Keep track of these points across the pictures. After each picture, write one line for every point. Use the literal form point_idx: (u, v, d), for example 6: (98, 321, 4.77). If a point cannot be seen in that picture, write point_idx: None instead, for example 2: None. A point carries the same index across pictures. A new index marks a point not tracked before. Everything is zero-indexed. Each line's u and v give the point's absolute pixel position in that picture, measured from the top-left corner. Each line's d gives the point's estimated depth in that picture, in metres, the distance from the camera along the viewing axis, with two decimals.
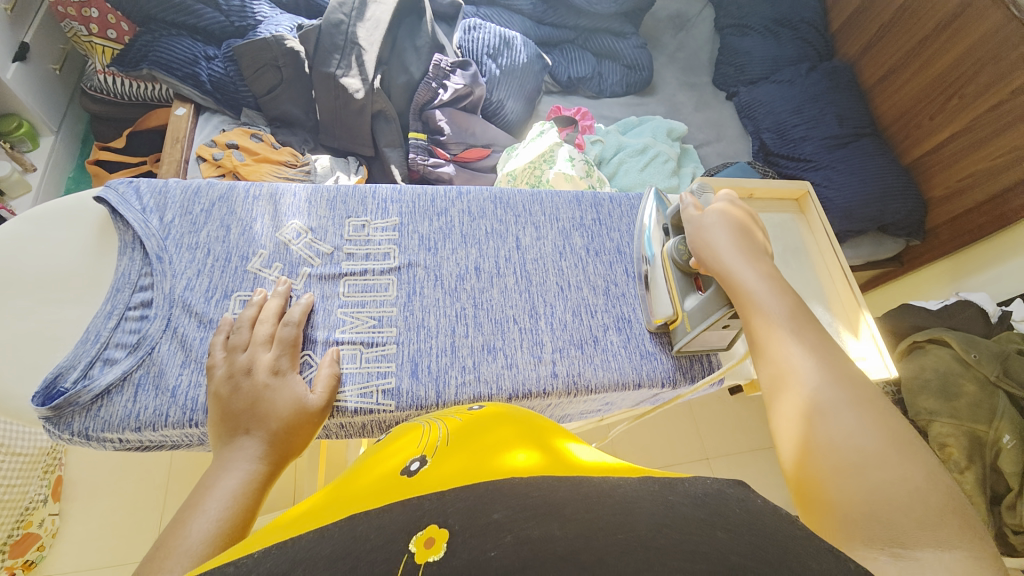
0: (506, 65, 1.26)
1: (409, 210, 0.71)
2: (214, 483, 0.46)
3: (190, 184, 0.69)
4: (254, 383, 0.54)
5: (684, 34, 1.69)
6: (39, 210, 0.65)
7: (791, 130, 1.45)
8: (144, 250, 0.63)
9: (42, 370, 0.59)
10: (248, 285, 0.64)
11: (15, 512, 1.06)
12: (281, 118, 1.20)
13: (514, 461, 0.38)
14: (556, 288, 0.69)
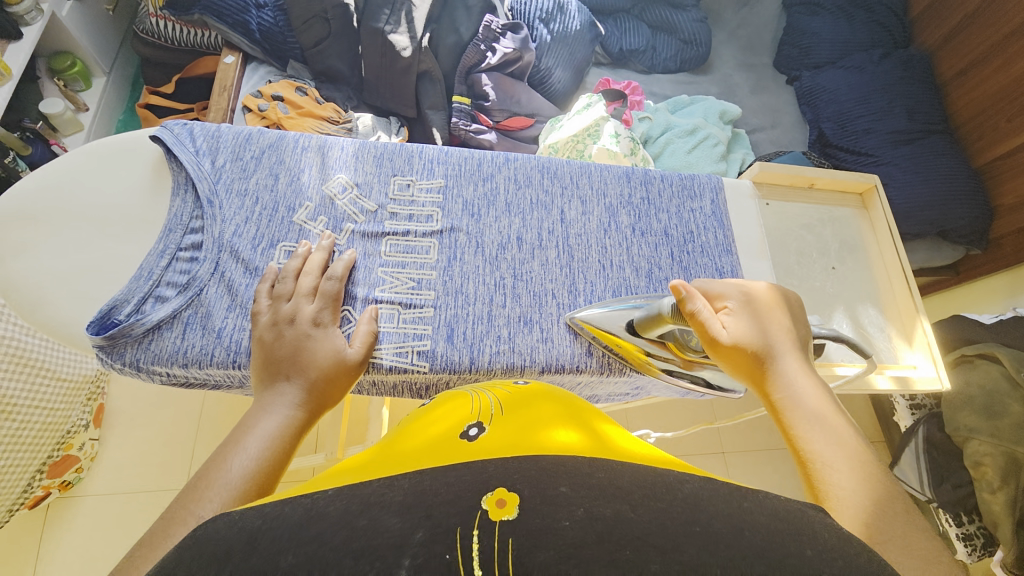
0: (558, 31, 1.21)
1: (455, 173, 0.69)
2: (255, 424, 0.48)
3: (242, 130, 0.69)
4: (296, 332, 0.55)
5: (748, 9, 1.59)
6: (102, 145, 0.67)
7: (854, 121, 1.36)
8: (195, 192, 0.64)
9: (95, 303, 0.62)
10: (293, 236, 0.64)
11: (58, 433, 1.12)
12: (326, 73, 1.19)
13: (558, 440, 0.39)
14: (597, 266, 0.67)
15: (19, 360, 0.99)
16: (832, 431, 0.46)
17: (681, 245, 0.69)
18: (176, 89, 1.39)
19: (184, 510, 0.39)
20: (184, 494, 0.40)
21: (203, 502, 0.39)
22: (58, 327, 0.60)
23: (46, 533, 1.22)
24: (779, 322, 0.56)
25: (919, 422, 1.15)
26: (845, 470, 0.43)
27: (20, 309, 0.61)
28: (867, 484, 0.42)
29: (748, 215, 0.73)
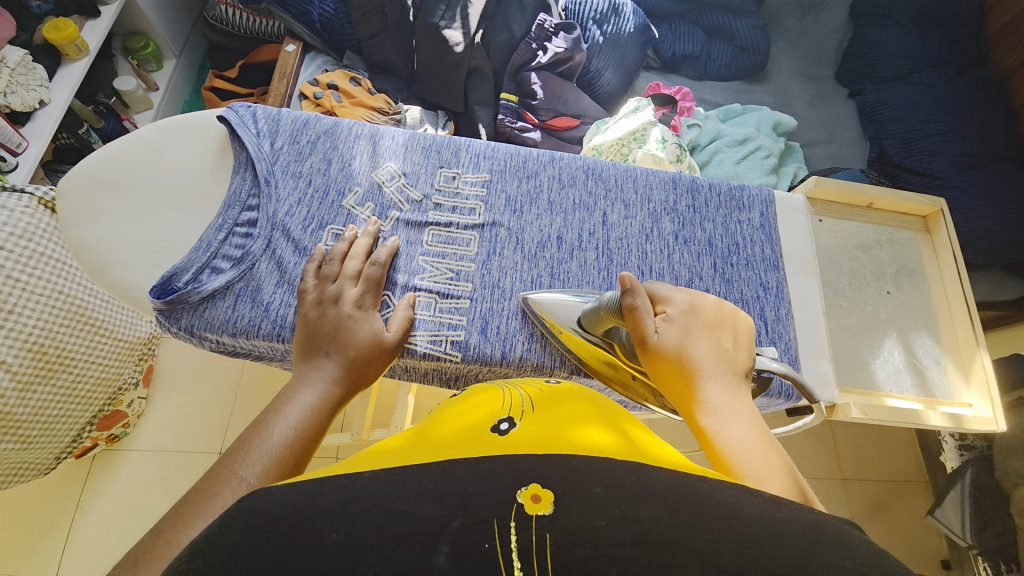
0: (611, 32, 1.19)
1: (500, 169, 0.69)
2: (294, 396, 0.51)
3: (301, 116, 0.72)
4: (339, 312, 0.58)
5: (813, 17, 1.53)
6: (174, 121, 0.71)
7: (919, 140, 1.28)
8: (254, 172, 0.67)
9: (158, 269, 0.65)
10: (341, 219, 0.66)
11: (109, 390, 1.20)
12: (380, 65, 1.23)
13: (598, 442, 0.40)
14: (636, 271, 0.64)
15: (78, 316, 1.07)
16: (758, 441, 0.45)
17: (726, 256, 0.65)
18: (239, 74, 1.47)
19: (227, 470, 0.42)
20: (229, 457, 0.44)
21: (245, 466, 0.42)
22: (124, 290, 0.65)
23: (89, 482, 1.31)
24: (719, 339, 0.53)
25: (967, 464, 1.06)
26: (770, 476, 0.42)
27: (93, 270, 0.66)
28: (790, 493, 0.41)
29: (799, 231, 0.67)
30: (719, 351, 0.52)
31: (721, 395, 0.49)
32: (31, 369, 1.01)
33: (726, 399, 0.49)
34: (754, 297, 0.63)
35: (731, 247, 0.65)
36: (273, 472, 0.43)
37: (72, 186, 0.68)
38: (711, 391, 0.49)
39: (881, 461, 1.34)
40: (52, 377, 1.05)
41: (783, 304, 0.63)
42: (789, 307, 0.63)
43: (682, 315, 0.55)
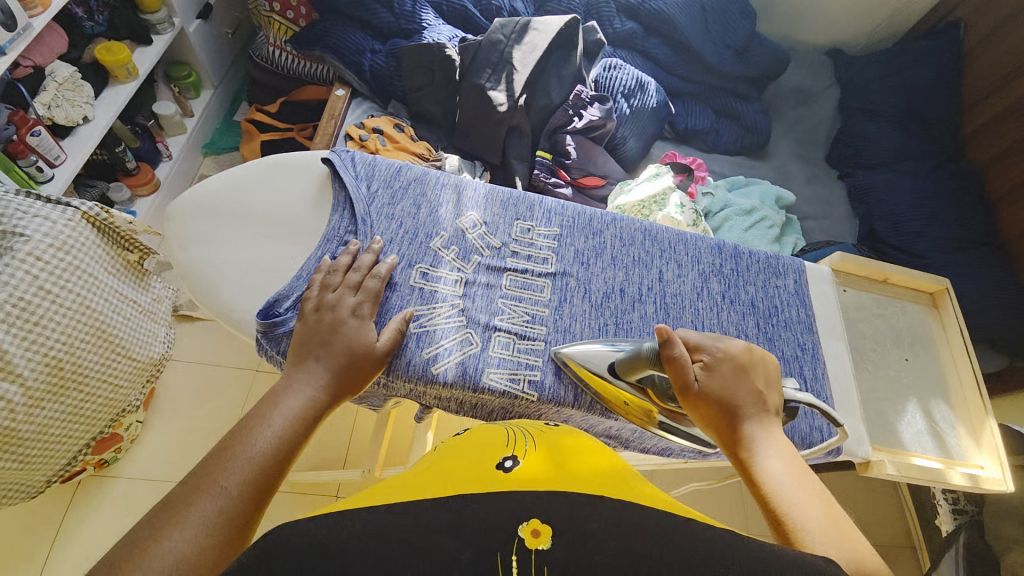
0: (636, 106, 1.32)
1: (570, 224, 0.75)
2: (281, 402, 0.55)
3: (394, 163, 0.76)
4: (334, 318, 0.61)
5: (805, 107, 1.72)
6: (281, 159, 0.76)
7: (904, 223, 1.43)
8: (352, 211, 0.71)
9: (263, 295, 0.68)
10: (427, 258, 0.70)
11: (113, 411, 1.16)
12: (422, 115, 1.32)
13: (589, 478, 0.49)
14: (690, 326, 0.68)
15: (100, 333, 1.05)
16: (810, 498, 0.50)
17: (767, 317, 0.70)
18: (279, 110, 1.54)
19: (206, 478, 0.47)
20: (211, 462, 0.48)
21: (228, 475, 0.47)
22: (224, 314, 0.67)
23: (71, 511, 1.23)
24: (753, 384, 0.59)
25: (962, 528, 1.12)
26: (823, 535, 0.46)
27: (194, 292, 0.68)
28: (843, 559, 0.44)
29: (830, 299, 0.74)
30: (754, 397, 0.58)
31: (759, 441, 0.55)
32: (44, 384, 0.98)
33: (765, 443, 0.55)
34: (794, 356, 0.68)
35: (778, 311, 0.70)
36: (250, 479, 0.48)
37: (179, 211, 0.72)
38: (750, 436, 0.56)
39: (876, 523, 1.39)
40: (62, 396, 1.02)
41: (819, 365, 0.68)
42: (824, 368, 0.68)
43: (716, 360, 0.60)
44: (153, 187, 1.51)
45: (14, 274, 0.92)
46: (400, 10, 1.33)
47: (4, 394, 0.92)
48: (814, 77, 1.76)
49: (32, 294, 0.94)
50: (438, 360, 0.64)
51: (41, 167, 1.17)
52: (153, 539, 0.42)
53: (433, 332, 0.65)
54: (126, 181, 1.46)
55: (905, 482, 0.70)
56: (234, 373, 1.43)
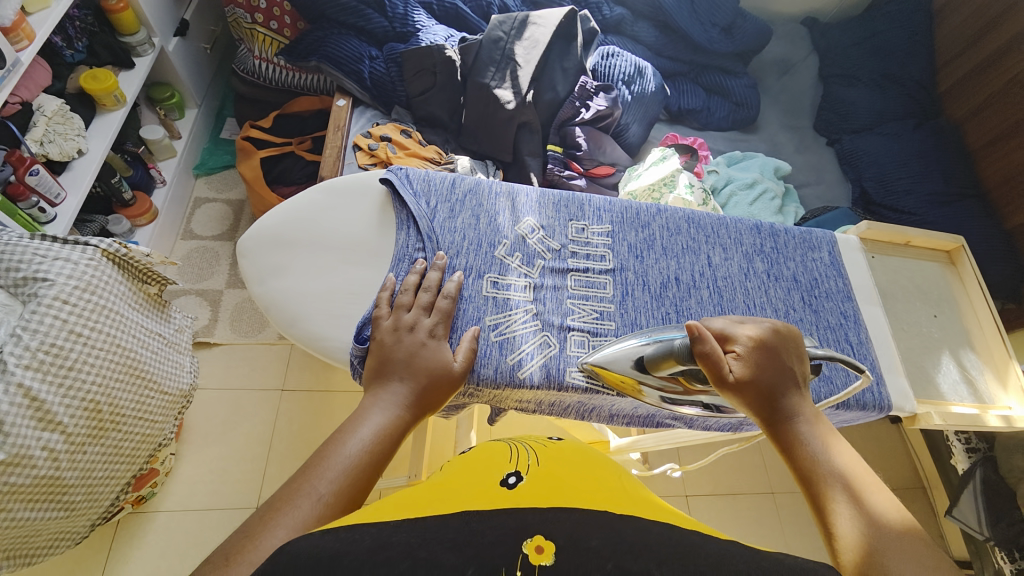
0: (637, 92, 1.34)
1: (619, 220, 0.77)
2: (367, 415, 0.53)
3: (447, 176, 0.78)
4: (413, 340, 0.62)
5: (789, 77, 1.76)
6: (337, 183, 0.78)
7: (895, 183, 1.50)
8: (417, 229, 0.72)
9: (348, 321, 0.70)
10: (495, 266, 0.72)
11: (151, 445, 1.11)
12: (426, 119, 1.31)
13: (598, 496, 0.49)
14: (743, 306, 0.72)
15: (133, 371, 1.00)
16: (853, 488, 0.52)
17: (810, 290, 0.74)
18: (273, 124, 1.51)
19: (305, 483, 0.45)
20: (307, 468, 0.47)
21: (322, 481, 0.45)
22: (313, 341, 0.70)
23: (115, 550, 1.22)
24: (781, 361, 0.60)
25: (976, 465, 1.20)
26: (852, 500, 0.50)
27: (281, 323, 0.71)
28: (911, 550, 0.45)
29: (862, 268, 0.79)
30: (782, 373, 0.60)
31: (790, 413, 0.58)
32: (86, 429, 0.93)
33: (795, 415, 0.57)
34: (839, 324, 0.73)
35: (821, 284, 0.75)
36: (347, 487, 0.46)
37: (254, 245, 0.74)
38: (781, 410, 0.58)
39: (889, 468, 1.48)
40: (102, 437, 0.97)
41: (861, 330, 0.74)
42: (866, 333, 0.74)
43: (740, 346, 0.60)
44: (152, 215, 1.47)
45: (42, 320, 0.88)
46: (393, 13, 1.33)
47: (47, 443, 0.87)
48: (793, 46, 1.78)
49: (62, 338, 0.89)
50: (523, 366, 0.67)
51: (42, 208, 1.13)
52: (255, 539, 0.40)
53: (512, 338, 0.68)
54: (124, 212, 1.41)
55: (948, 429, 0.76)
56: (260, 395, 1.42)
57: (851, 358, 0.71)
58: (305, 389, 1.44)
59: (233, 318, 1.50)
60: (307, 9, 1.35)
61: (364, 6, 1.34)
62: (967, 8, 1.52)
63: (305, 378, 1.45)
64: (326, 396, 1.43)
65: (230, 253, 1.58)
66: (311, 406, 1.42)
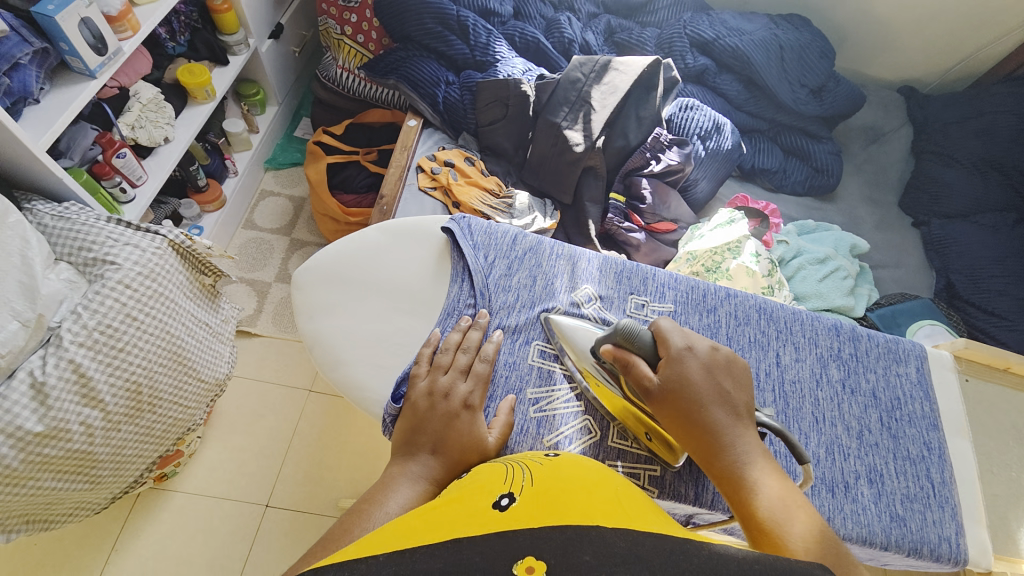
0: (712, 148, 1.29)
1: (684, 300, 0.72)
2: (395, 487, 0.53)
3: (509, 231, 0.77)
4: (449, 406, 0.61)
5: (877, 147, 1.64)
6: (397, 224, 0.80)
7: (986, 280, 1.36)
8: (471, 282, 0.72)
9: (390, 371, 0.70)
10: (543, 333, 0.70)
11: (179, 430, 1.11)
12: (491, 149, 1.31)
13: (596, 512, 0.44)
14: (811, 418, 0.65)
15: (176, 357, 1.02)
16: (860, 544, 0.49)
17: (889, 411, 0.67)
18: (344, 131, 1.55)
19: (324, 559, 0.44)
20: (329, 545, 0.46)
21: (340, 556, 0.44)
22: (354, 388, 0.70)
23: (129, 523, 1.25)
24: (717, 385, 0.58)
25: None
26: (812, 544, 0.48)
27: (324, 363, 0.72)
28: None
29: (953, 392, 0.70)
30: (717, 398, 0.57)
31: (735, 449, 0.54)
32: (124, 409, 0.95)
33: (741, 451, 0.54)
34: (920, 456, 0.65)
35: (902, 405, 0.67)
36: None
37: (309, 280, 0.76)
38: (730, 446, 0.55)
39: None
40: (137, 418, 0.98)
41: (946, 467, 0.65)
42: (951, 471, 0.65)
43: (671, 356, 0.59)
44: (221, 204, 1.54)
45: (103, 302, 0.92)
46: (476, 42, 1.34)
47: (86, 419, 0.89)
48: (886, 116, 1.67)
49: (118, 321, 0.93)
50: (560, 448, 0.64)
51: (123, 188, 1.20)
52: None
53: (552, 418, 0.65)
54: (196, 197, 1.49)
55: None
56: (288, 391, 1.44)
57: (929, 499, 0.63)
58: (330, 394, 1.44)
59: (277, 312, 1.53)
60: (396, 29, 1.39)
61: (448, 32, 1.36)
62: None
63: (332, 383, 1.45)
64: (350, 404, 1.43)
65: (284, 248, 1.63)
66: (334, 412, 1.42)
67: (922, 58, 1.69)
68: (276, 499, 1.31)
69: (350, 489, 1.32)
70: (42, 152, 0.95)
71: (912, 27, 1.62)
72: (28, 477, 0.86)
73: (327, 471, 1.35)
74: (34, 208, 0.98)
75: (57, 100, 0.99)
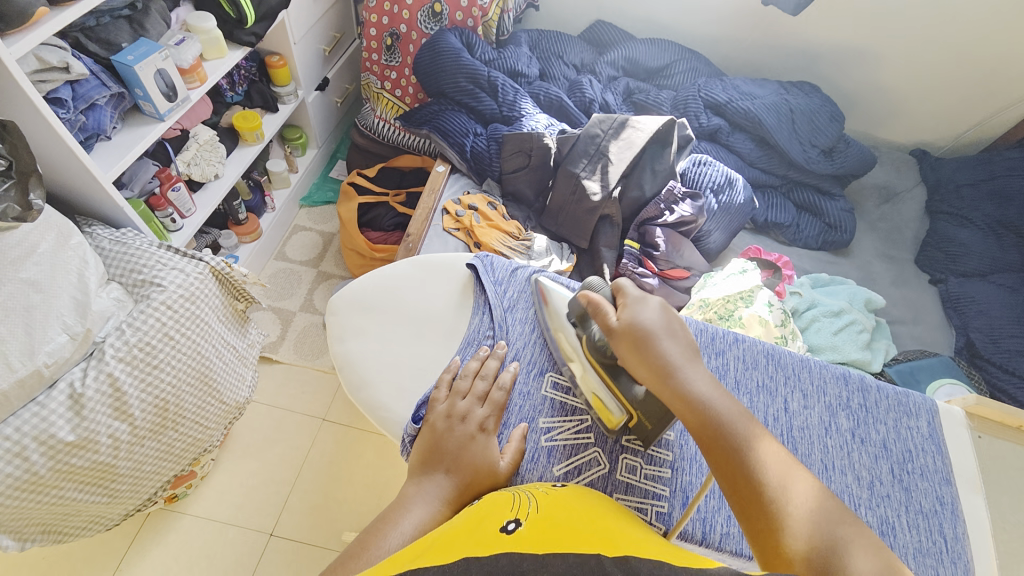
0: (725, 201, 1.34)
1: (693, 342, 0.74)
2: (410, 508, 0.55)
3: (528, 269, 0.82)
4: (465, 431, 0.63)
5: (890, 206, 1.68)
6: (426, 259, 0.86)
7: (1007, 340, 1.34)
8: (490, 315, 0.77)
9: (409, 395, 0.74)
10: (556, 365, 0.73)
11: (196, 450, 1.14)
12: (513, 195, 1.39)
13: (598, 541, 0.45)
14: (819, 465, 0.65)
15: (203, 379, 1.07)
16: (785, 462, 0.51)
17: (901, 463, 0.66)
18: (377, 173, 1.65)
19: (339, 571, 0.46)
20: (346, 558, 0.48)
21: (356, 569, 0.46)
22: (375, 410, 0.73)
23: (135, 543, 1.26)
24: (669, 333, 0.62)
25: None
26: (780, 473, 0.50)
27: (348, 385, 0.76)
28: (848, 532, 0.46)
29: (966, 449, 0.69)
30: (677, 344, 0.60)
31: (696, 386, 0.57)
32: (150, 424, 0.99)
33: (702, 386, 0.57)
34: (933, 512, 0.64)
35: (910, 457, 0.67)
36: None
37: (343, 306, 0.81)
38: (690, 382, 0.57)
39: None
40: (160, 435, 1.02)
41: (960, 523, 0.64)
42: (965, 528, 0.64)
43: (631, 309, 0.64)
44: (256, 236, 1.63)
45: (145, 320, 0.98)
46: (504, 99, 1.46)
47: (114, 432, 0.93)
48: (897, 176, 1.72)
49: (157, 339, 0.98)
50: (569, 479, 0.65)
51: (173, 218, 1.30)
52: None
53: (563, 448, 0.66)
54: (235, 228, 1.59)
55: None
56: (302, 419, 1.46)
57: (942, 555, 0.61)
58: (344, 424, 1.46)
59: (299, 340, 1.58)
60: (431, 85, 1.52)
61: (479, 89, 1.48)
62: None
63: (347, 414, 1.48)
64: (362, 435, 1.45)
65: (311, 279, 1.71)
66: (345, 442, 1.43)
67: (932, 123, 1.75)
68: (281, 528, 1.30)
69: (354, 522, 1.31)
70: (109, 183, 1.05)
71: (920, 97, 1.70)
72: (52, 487, 0.88)
73: (333, 501, 1.35)
74: (94, 232, 1.07)
75: (127, 138, 1.11)
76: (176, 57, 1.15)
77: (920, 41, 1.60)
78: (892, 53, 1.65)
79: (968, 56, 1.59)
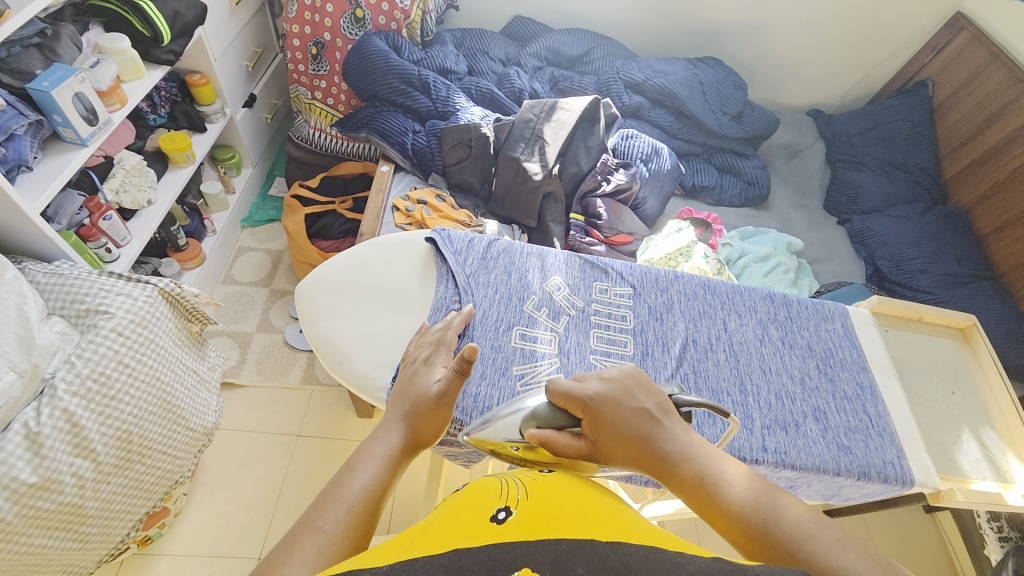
0: (654, 169, 1.45)
1: (640, 284, 0.83)
2: (367, 445, 0.57)
3: (484, 238, 0.87)
4: (411, 371, 0.66)
5: (797, 160, 1.87)
6: (386, 239, 0.89)
7: (907, 262, 1.53)
8: (454, 282, 0.81)
9: (388, 364, 0.77)
10: (521, 320, 0.78)
11: (168, 482, 1.10)
12: (460, 186, 1.44)
13: (582, 525, 0.47)
14: (759, 371, 0.75)
15: (165, 406, 1.04)
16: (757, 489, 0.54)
17: (824, 359, 0.78)
18: (319, 184, 1.65)
19: (311, 517, 0.48)
20: (319, 501, 0.50)
21: (325, 515, 0.48)
22: (358, 379, 0.76)
23: None
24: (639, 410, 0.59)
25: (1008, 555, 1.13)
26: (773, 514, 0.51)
27: (329, 361, 0.78)
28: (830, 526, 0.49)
29: (876, 341, 0.82)
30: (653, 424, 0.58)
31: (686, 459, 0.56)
32: (114, 459, 0.94)
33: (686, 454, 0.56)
34: (856, 395, 0.75)
35: (830, 354, 0.78)
36: (351, 520, 0.48)
37: (311, 290, 0.83)
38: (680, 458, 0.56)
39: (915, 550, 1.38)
40: (127, 469, 0.98)
41: (879, 402, 0.75)
42: (884, 405, 0.75)
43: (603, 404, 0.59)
44: (200, 261, 1.58)
45: (96, 349, 0.94)
46: (437, 96, 1.51)
47: (78, 470, 0.89)
48: (800, 134, 1.91)
49: (111, 368, 0.95)
50: None
51: (108, 248, 1.25)
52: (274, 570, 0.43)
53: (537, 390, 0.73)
54: (175, 255, 1.52)
55: (970, 507, 0.75)
56: (275, 438, 1.44)
57: (869, 429, 0.72)
58: (319, 436, 1.45)
59: (260, 360, 1.55)
60: (364, 90, 1.54)
61: (411, 88, 1.52)
62: (967, 103, 1.62)
63: (321, 426, 1.47)
64: (341, 444, 1.44)
65: (264, 298, 1.67)
66: (323, 454, 1.42)
67: (822, 84, 1.98)
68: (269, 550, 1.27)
69: None
70: (37, 214, 0.99)
71: (807, 62, 1.92)
72: (20, 534, 0.84)
73: None
74: (25, 268, 1.01)
75: (48, 167, 1.06)
76: (92, 79, 1.11)
77: (800, 11, 1.81)
78: (779, 24, 1.84)
79: (841, 24, 1.82)
